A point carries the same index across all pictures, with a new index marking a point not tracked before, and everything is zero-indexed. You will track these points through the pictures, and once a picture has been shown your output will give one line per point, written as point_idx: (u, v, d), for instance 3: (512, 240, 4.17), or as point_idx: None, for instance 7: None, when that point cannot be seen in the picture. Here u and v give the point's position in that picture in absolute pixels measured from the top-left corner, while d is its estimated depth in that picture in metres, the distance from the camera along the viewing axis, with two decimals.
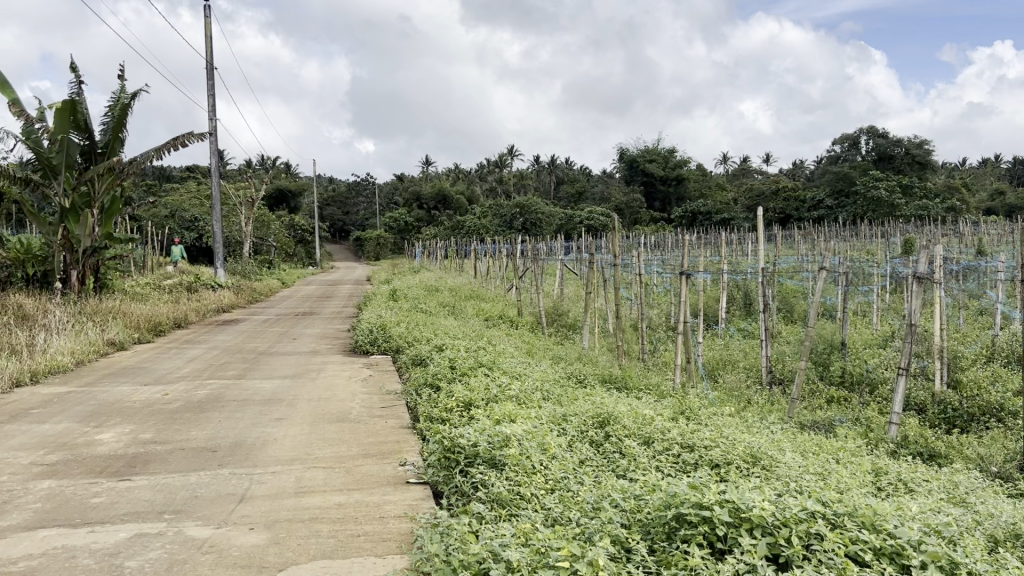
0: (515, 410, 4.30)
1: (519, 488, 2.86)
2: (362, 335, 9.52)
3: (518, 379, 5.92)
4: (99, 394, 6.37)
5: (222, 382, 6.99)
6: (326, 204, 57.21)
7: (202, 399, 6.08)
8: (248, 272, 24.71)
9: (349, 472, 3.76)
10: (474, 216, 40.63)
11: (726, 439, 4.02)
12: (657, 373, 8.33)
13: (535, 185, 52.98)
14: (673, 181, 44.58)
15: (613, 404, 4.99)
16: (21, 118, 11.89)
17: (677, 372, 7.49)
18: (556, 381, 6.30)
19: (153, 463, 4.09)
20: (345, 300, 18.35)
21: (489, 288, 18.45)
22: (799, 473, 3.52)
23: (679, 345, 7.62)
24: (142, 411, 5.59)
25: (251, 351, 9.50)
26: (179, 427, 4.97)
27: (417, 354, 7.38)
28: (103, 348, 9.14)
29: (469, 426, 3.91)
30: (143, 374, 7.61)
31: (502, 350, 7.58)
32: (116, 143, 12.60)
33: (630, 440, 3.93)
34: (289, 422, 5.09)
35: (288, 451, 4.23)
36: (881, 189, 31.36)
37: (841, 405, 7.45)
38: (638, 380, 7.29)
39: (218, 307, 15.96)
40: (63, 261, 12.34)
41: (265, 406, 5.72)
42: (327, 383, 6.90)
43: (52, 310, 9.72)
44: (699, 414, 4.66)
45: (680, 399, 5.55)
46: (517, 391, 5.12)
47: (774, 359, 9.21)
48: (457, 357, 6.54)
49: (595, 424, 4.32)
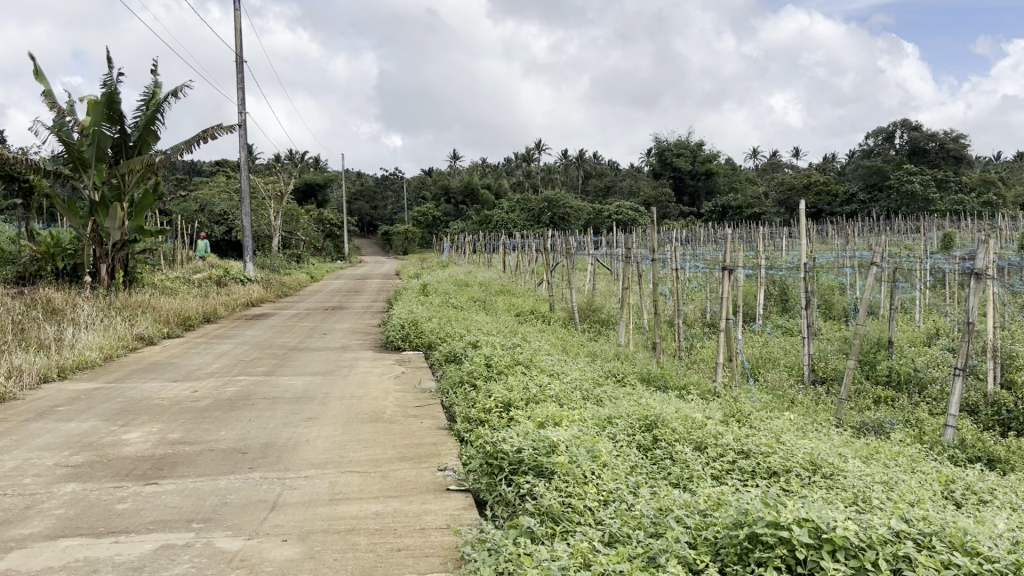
0: (558, 412, 4.10)
1: (573, 502, 2.66)
2: (393, 331, 9.35)
3: (557, 377, 5.71)
4: (127, 391, 6.25)
5: (252, 379, 6.85)
6: (354, 198, 57.29)
7: (232, 397, 5.94)
8: (277, 266, 24.69)
9: (385, 478, 3.57)
10: (502, 210, 40.47)
11: (784, 445, 3.80)
12: (696, 372, 8.08)
13: (562, 180, 52.74)
14: (701, 175, 43.82)
15: (658, 405, 4.77)
16: (53, 110, 11.85)
17: (718, 370, 7.23)
18: (595, 381, 6.08)
19: (181, 465, 3.93)
20: (374, 295, 18.24)
21: (519, 284, 18.25)
22: (866, 484, 3.28)
23: (720, 342, 7.36)
24: (170, 409, 5.45)
25: (281, 346, 9.37)
26: (208, 426, 4.82)
27: (450, 351, 7.19)
28: (132, 343, 9.06)
29: (512, 429, 3.71)
30: (172, 370, 7.49)
31: (538, 347, 7.37)
32: (147, 136, 12.54)
33: (681, 446, 3.72)
34: (321, 422, 4.92)
35: (321, 453, 4.05)
36: (916, 183, 30.80)
37: (889, 406, 7.16)
38: (678, 379, 7.06)
39: (247, 301, 15.89)
40: (93, 254, 12.31)
41: (297, 405, 5.56)
42: (359, 380, 6.73)
43: (81, 305, 9.65)
44: (750, 419, 4.43)
45: (727, 400, 5.32)
46: (557, 391, 4.91)
47: (816, 357, 8.93)
48: (492, 354, 6.35)
49: (642, 428, 4.11)
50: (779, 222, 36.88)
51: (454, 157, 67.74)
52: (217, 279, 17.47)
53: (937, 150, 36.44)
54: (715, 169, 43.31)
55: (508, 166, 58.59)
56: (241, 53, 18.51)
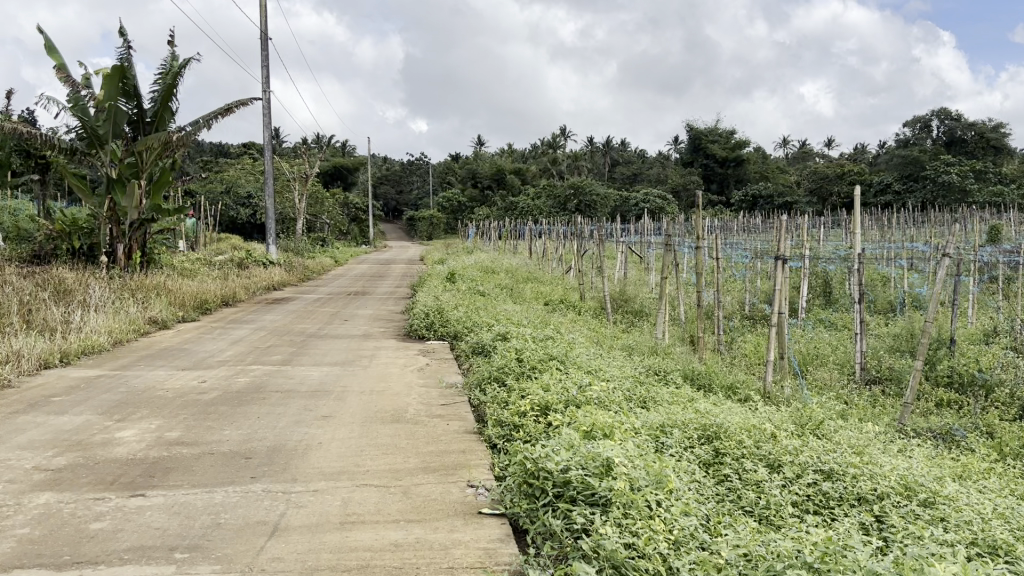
0: (606, 418, 3.60)
1: (642, 547, 2.17)
2: (418, 319, 8.86)
3: (597, 376, 5.18)
4: (131, 380, 5.80)
5: (267, 369, 6.38)
6: (379, 183, 56.85)
7: (242, 389, 5.46)
8: (300, 249, 24.32)
9: (406, 495, 3.06)
10: (528, 196, 39.98)
11: (873, 466, 3.29)
12: (742, 369, 7.52)
13: (589, 167, 52.13)
14: (731, 162, 42.75)
15: (717, 411, 4.26)
16: (67, 84, 11.46)
17: (768, 368, 6.68)
18: (638, 380, 5.54)
19: (175, 471, 3.45)
20: (398, 280, 17.77)
21: (547, 271, 17.76)
22: (985, 521, 2.77)
23: (771, 338, 6.80)
24: (174, 401, 4.98)
25: (299, 332, 8.91)
26: (211, 424, 4.35)
27: (479, 343, 6.69)
28: (145, 327, 8.65)
29: (556, 440, 3.20)
30: (184, 357, 7.05)
31: (574, 340, 6.85)
32: (164, 113, 12.11)
33: (753, 467, 3.22)
34: (336, 420, 4.42)
35: (335, 460, 3.56)
36: (953, 173, 29.89)
37: (954, 411, 6.59)
38: (726, 378, 6.52)
39: (269, 285, 15.48)
40: (109, 233, 11.92)
41: (312, 400, 5.07)
42: (380, 371, 6.25)
43: (93, 285, 9.24)
44: (825, 433, 3.92)
45: (787, 407, 4.79)
46: (600, 393, 4.41)
47: (870, 356, 8.34)
48: (525, 347, 5.83)
49: (702, 441, 3.61)
50: (810, 212, 36.03)
51: (479, 143, 67.04)
52: (239, 262, 17.09)
53: (975, 140, 35.41)
54: (746, 156, 42.44)
55: (534, 153, 57.88)
56: (265, 29, 18.05)
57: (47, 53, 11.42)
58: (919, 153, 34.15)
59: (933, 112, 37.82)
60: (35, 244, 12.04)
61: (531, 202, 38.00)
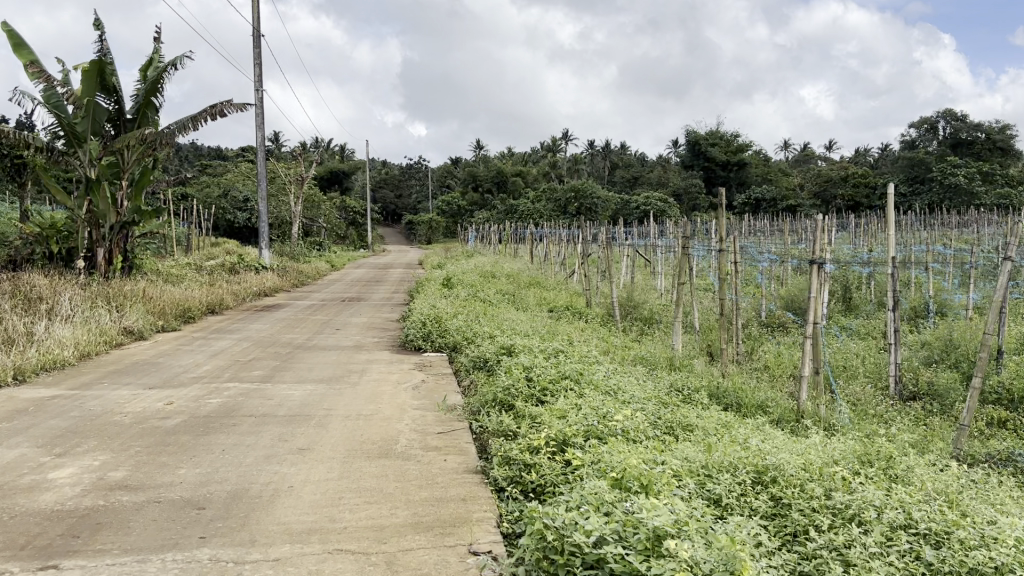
0: (639, 461, 2.97)
1: None
2: (414, 328, 8.19)
3: (618, 399, 4.53)
4: (88, 402, 5.13)
5: (244, 388, 5.70)
6: (378, 187, 56.12)
7: (212, 413, 4.80)
8: (295, 253, 23.63)
9: (390, 568, 2.41)
10: (528, 199, 39.34)
11: (980, 525, 2.61)
12: (770, 385, 6.86)
13: (589, 170, 51.51)
14: (733, 166, 42.03)
15: (767, 446, 3.63)
16: (42, 79, 10.82)
17: (802, 385, 6.02)
18: (663, 401, 4.90)
19: (105, 529, 2.77)
20: (395, 286, 17.09)
21: (550, 276, 17.10)
22: None
23: (805, 352, 6.12)
24: (129, 430, 4.31)
25: (286, 344, 8.24)
26: (166, 461, 3.67)
27: (481, 358, 6.03)
28: (119, 337, 7.99)
29: (582, 496, 2.58)
30: (155, 373, 6.39)
31: (587, 354, 6.19)
32: (146, 109, 11.47)
33: (829, 529, 2.57)
34: (314, 455, 3.75)
35: (306, 513, 2.91)
36: (960, 175, 29.17)
37: (1008, 432, 5.92)
38: (755, 398, 5.87)
39: (261, 291, 14.80)
40: (88, 238, 11.27)
41: (288, 427, 4.39)
42: (372, 390, 5.57)
43: (64, 293, 8.57)
44: (903, 474, 3.26)
45: (844, 439, 4.13)
46: (627, 423, 3.80)
47: (906, 370, 7.68)
48: (535, 364, 5.15)
49: (757, 490, 2.97)
50: (815, 216, 35.26)
51: (478, 147, 66.35)
52: (229, 267, 16.42)
53: (982, 142, 34.69)
54: (748, 159, 41.68)
55: (533, 157, 57.17)
56: (257, 26, 17.42)
57: (20, 48, 10.80)
58: (925, 154, 33.40)
59: (939, 113, 37.04)
60: (10, 248, 11.39)
61: (531, 206, 37.24)
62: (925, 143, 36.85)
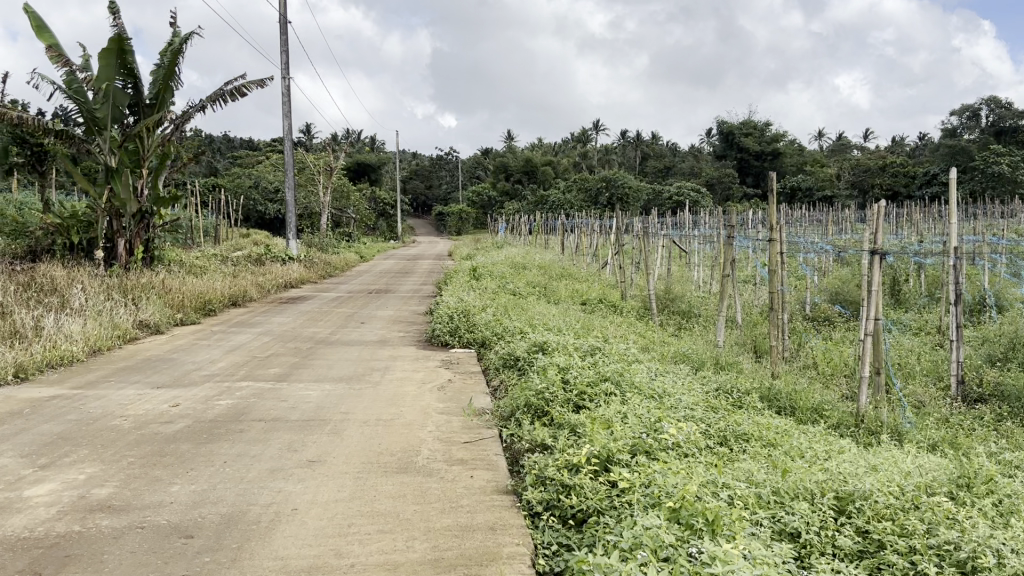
0: (698, 491, 2.58)
1: None
2: (441, 322, 7.76)
3: (665, 406, 4.10)
4: (91, 403, 4.77)
5: (258, 388, 5.29)
6: (409, 178, 55.78)
7: (219, 417, 4.41)
8: (324, 244, 23.35)
9: None
10: (559, 190, 38.83)
11: None
12: (823, 387, 6.39)
13: (620, 160, 50.90)
14: (768, 155, 41.12)
15: (842, 466, 3.19)
16: (62, 65, 10.54)
17: (862, 388, 5.54)
18: (712, 407, 4.45)
19: (73, 565, 2.37)
20: (424, 278, 16.70)
21: (581, 267, 16.63)
22: None
23: (864, 351, 5.61)
24: (127, 437, 3.92)
25: (308, 338, 7.86)
26: (159, 475, 3.27)
27: (512, 356, 5.60)
28: (134, 332, 7.64)
29: (636, 534, 2.20)
30: (167, 370, 6.02)
31: (626, 352, 5.74)
32: (166, 94, 11.16)
33: (938, 571, 2.13)
34: (325, 470, 3.32)
35: (307, 547, 2.49)
36: (1003, 164, 28.10)
37: None
38: (810, 403, 5.40)
39: (286, 283, 14.46)
40: (109, 228, 11.01)
41: (299, 434, 3.97)
42: (394, 392, 5.16)
43: (79, 286, 8.27)
44: (1014, 504, 2.79)
45: (928, 459, 3.66)
46: (677, 439, 3.40)
47: (967, 369, 7.15)
48: (571, 364, 4.71)
49: (842, 521, 2.54)
50: (852, 206, 34.34)
51: (508, 138, 65.79)
52: (256, 258, 16.14)
53: None
54: (783, 149, 40.80)
55: (564, 148, 56.55)
56: (283, 13, 17.08)
57: (40, 31, 10.53)
58: (968, 143, 32.34)
59: (982, 100, 35.91)
60: (31, 239, 11.16)
61: (562, 197, 36.71)
62: (968, 131, 35.73)
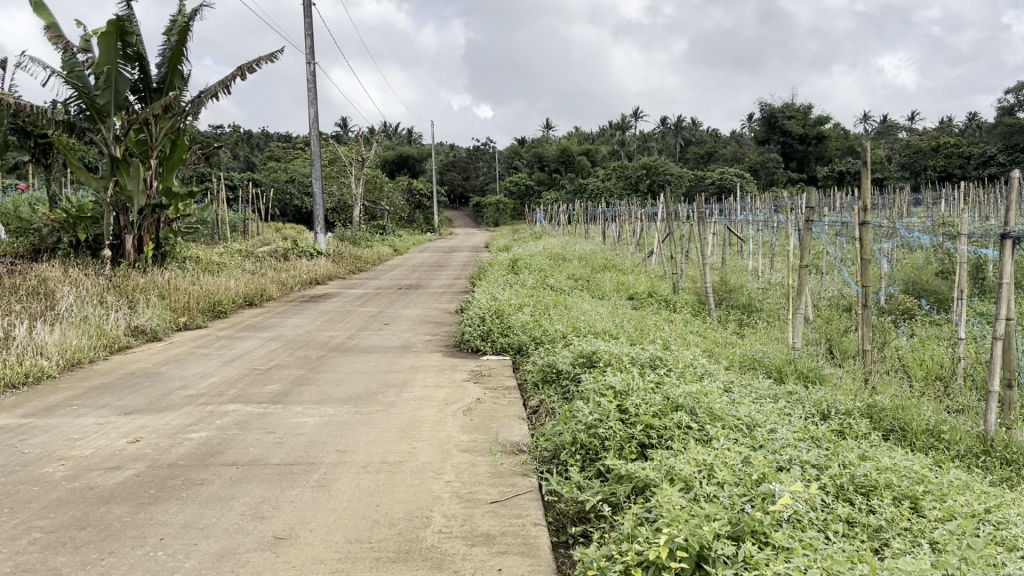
0: None
1: None
2: (472, 325, 6.76)
3: (759, 446, 3.07)
4: (32, 438, 3.84)
5: (244, 413, 4.34)
6: (446, 170, 54.93)
7: (181, 459, 3.46)
8: (357, 238, 22.49)
9: None
10: (598, 178, 37.60)
11: None
12: (926, 400, 5.27)
13: (660, 147, 49.45)
14: (813, 139, 39.39)
15: None
16: (61, 47, 9.71)
17: (990, 405, 4.44)
18: (816, 443, 3.40)
19: None
20: (457, 272, 15.74)
21: (626, 258, 15.54)
22: None
23: (993, 361, 4.48)
24: (49, 494, 2.98)
25: (321, 344, 6.92)
26: (58, 566, 2.32)
27: (555, 372, 4.58)
28: (125, 340, 6.76)
29: None
30: (147, 390, 5.10)
31: (693, 362, 4.69)
32: (173, 76, 10.29)
33: None
34: (291, 557, 2.34)
35: None
36: None
37: None
38: (923, 427, 4.31)
39: (313, 279, 13.59)
40: (115, 223, 10.19)
41: (274, 489, 3.00)
42: (409, 418, 4.17)
43: (70, 289, 7.41)
44: None
45: None
46: (795, 509, 2.35)
47: None
48: (629, 385, 3.69)
49: None
50: (904, 188, 32.53)
51: (546, 128, 64.58)
52: (281, 254, 15.30)
53: None
54: (829, 132, 39.08)
55: (602, 135, 55.29)
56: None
57: (37, 11, 9.71)
58: None
59: None
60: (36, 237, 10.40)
61: (600, 186, 35.48)
62: None
